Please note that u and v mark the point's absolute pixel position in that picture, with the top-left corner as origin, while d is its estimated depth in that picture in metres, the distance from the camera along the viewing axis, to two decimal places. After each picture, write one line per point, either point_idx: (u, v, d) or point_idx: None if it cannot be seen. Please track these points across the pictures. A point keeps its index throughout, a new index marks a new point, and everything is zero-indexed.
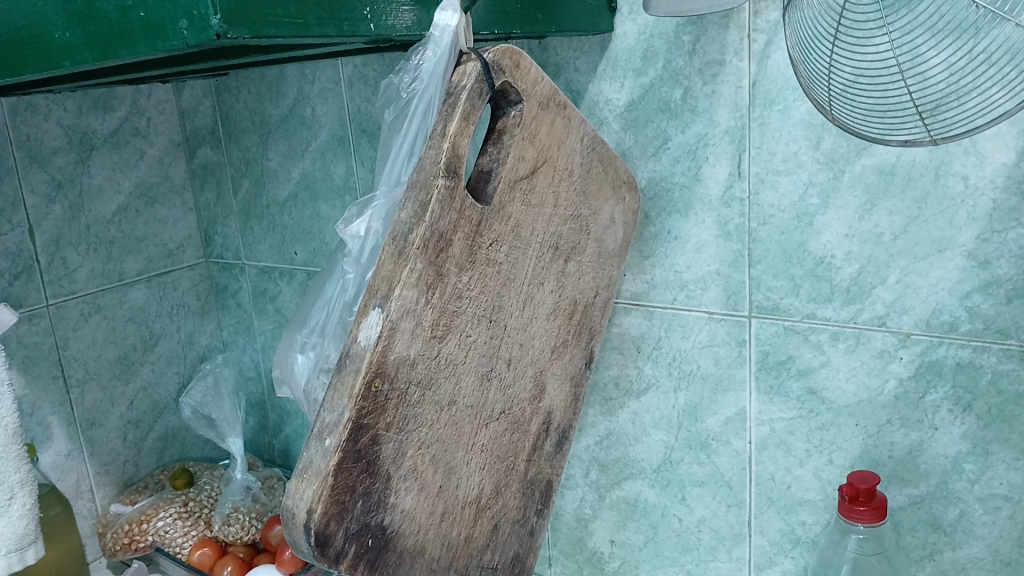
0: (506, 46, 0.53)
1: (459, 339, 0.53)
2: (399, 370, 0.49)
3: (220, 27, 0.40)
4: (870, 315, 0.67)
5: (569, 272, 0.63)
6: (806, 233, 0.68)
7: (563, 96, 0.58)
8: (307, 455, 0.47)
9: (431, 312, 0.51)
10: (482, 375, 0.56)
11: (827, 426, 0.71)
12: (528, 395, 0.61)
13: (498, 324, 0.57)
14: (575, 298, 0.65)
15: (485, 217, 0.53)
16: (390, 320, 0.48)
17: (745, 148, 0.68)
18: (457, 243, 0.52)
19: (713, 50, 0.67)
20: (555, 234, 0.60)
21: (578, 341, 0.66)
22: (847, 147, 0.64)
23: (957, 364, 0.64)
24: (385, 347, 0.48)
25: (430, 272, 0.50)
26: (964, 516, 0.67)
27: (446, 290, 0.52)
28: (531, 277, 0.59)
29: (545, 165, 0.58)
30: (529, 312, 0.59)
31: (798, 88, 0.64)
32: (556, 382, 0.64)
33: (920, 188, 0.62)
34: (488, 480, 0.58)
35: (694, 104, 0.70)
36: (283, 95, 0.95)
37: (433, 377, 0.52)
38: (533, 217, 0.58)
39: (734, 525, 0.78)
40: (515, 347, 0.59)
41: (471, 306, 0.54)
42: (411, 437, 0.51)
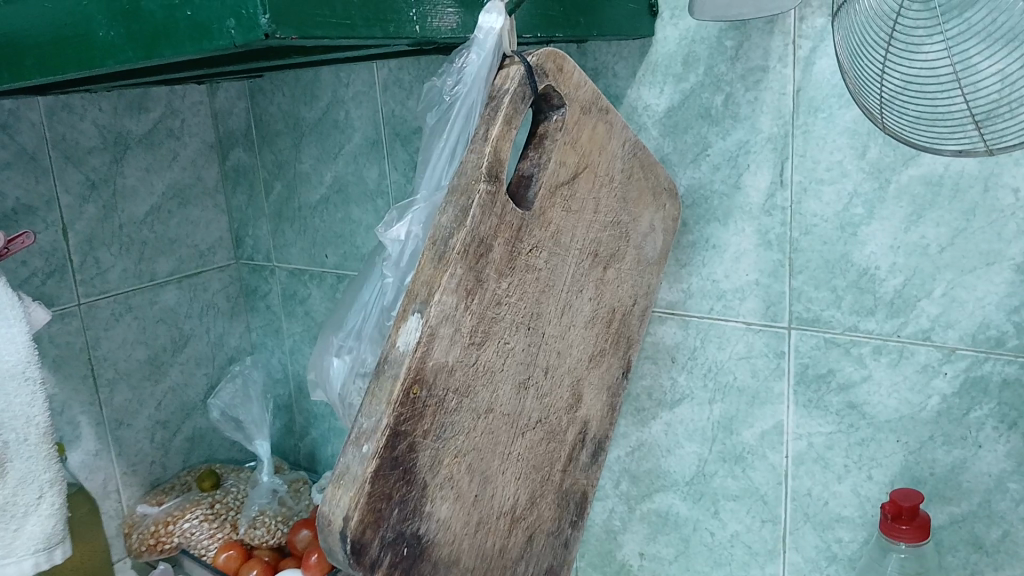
0: (549, 49, 0.52)
1: (497, 346, 0.52)
2: (438, 377, 0.49)
3: (268, 27, 0.39)
4: (914, 329, 0.66)
5: (607, 280, 0.62)
6: (849, 243, 0.67)
7: (605, 100, 0.58)
8: (345, 459, 0.46)
9: (470, 318, 0.50)
10: (520, 384, 0.55)
11: (866, 442, 0.70)
12: (565, 405, 0.60)
13: (537, 331, 0.56)
14: (613, 306, 0.64)
15: (525, 223, 0.53)
16: (429, 326, 0.48)
17: (788, 156, 0.67)
18: (497, 249, 0.51)
19: (756, 56, 0.66)
20: (594, 240, 0.59)
21: (616, 350, 0.65)
22: (894, 157, 0.63)
23: (1004, 380, 0.63)
24: (425, 353, 0.47)
25: (470, 277, 0.49)
26: (1007, 536, 0.65)
27: (485, 297, 0.51)
28: (570, 285, 0.58)
29: (586, 170, 0.57)
30: (568, 319, 0.59)
31: (844, 96, 0.63)
32: (593, 392, 0.63)
33: (969, 200, 0.61)
34: (524, 490, 0.57)
35: (735, 111, 0.69)
36: (317, 98, 0.94)
37: (471, 383, 0.51)
38: (573, 222, 0.57)
39: (769, 540, 0.77)
40: (553, 355, 0.58)
41: (510, 311, 0.53)
42: (448, 445, 0.50)
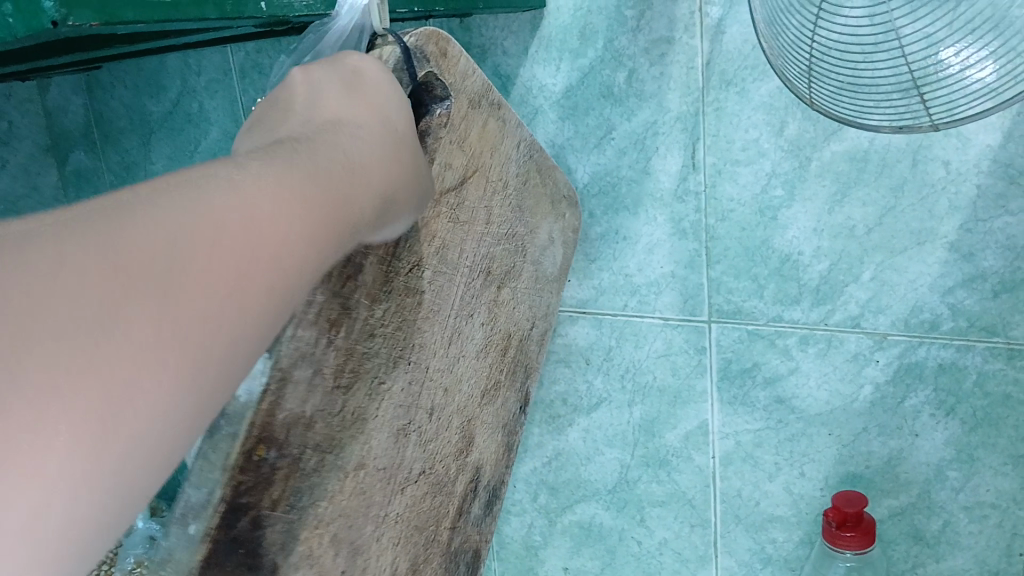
0: (430, 29, 0.45)
1: (369, 389, 0.42)
2: (290, 434, 0.36)
3: (56, 12, 0.31)
4: (842, 316, 0.61)
5: (501, 302, 0.54)
6: (769, 228, 0.61)
7: (495, 95, 0.51)
8: (166, 543, 0.33)
9: (337, 354, 0.39)
10: (399, 430, 0.44)
11: (797, 438, 0.65)
12: (453, 451, 0.50)
13: (421, 364, 0.46)
14: (507, 331, 0.56)
15: (403, 236, 0.44)
16: (280, 368, 0.36)
17: (699, 136, 0.61)
18: (369, 269, 0.41)
19: (660, 26, 0.60)
20: (487, 255, 0.52)
21: (512, 381, 0.57)
22: (815, 132, 0.57)
23: (939, 366, 0.59)
24: (273, 403, 0.35)
25: (335, 304, 0.39)
26: (948, 526, 0.62)
27: (354, 329, 0.40)
28: (457, 308, 0.49)
29: (475, 174, 0.50)
30: (457, 349, 0.50)
31: (758, 68, 0.58)
32: (485, 432, 0.54)
33: (897, 175, 0.56)
34: (403, 558, 0.46)
35: (640, 88, 0.62)
36: (164, 88, 0.83)
37: (336, 435, 0.39)
38: (460, 236, 0.49)
39: (700, 545, 0.72)
40: (441, 393, 0.48)
41: (385, 344, 0.43)
42: (306, 515, 0.37)
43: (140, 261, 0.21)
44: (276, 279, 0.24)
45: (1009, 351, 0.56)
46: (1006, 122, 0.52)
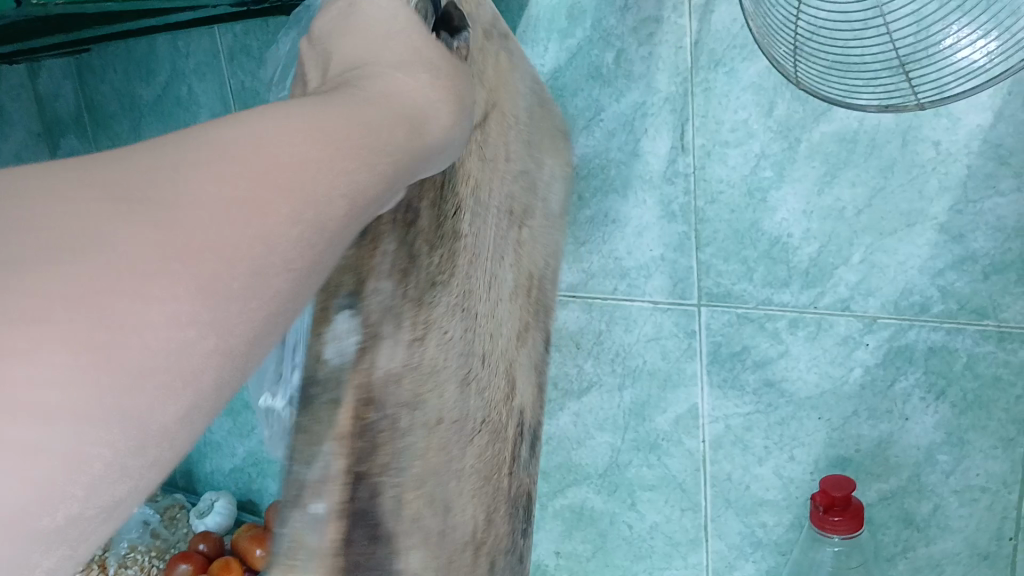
0: None
1: (438, 339, 0.44)
2: (389, 387, 0.39)
3: None
4: (832, 299, 0.60)
5: (524, 241, 0.55)
6: (758, 210, 0.61)
7: (502, 25, 0.51)
8: (285, 530, 0.35)
9: (410, 305, 0.42)
10: (464, 379, 0.47)
11: (786, 421, 0.65)
12: (501, 397, 0.52)
13: (470, 311, 0.47)
14: (530, 271, 0.57)
15: (447, 177, 0.44)
16: (370, 325, 0.38)
17: (688, 117, 0.61)
18: (425, 215, 0.43)
19: (648, 6, 0.59)
20: (509, 197, 0.52)
21: (537, 319, 0.60)
22: (803, 113, 0.57)
23: (929, 348, 0.58)
24: (368, 362, 0.38)
25: (402, 256, 0.42)
26: (938, 510, 0.62)
27: (416, 280, 0.42)
28: (494, 251, 0.50)
29: (497, 108, 0.49)
30: (495, 295, 0.51)
31: (746, 47, 0.57)
32: (524, 375, 0.57)
33: (887, 156, 0.55)
34: (481, 508, 0.50)
35: (629, 69, 0.62)
36: (155, 72, 0.83)
37: (420, 390, 0.42)
38: (489, 175, 0.49)
39: (690, 529, 0.72)
40: (487, 339, 0.50)
41: (446, 292, 0.44)
42: (407, 475, 0.41)
43: (100, 236, 0.20)
44: (268, 257, 0.23)
45: (1000, 333, 0.56)
46: (997, 101, 0.51)
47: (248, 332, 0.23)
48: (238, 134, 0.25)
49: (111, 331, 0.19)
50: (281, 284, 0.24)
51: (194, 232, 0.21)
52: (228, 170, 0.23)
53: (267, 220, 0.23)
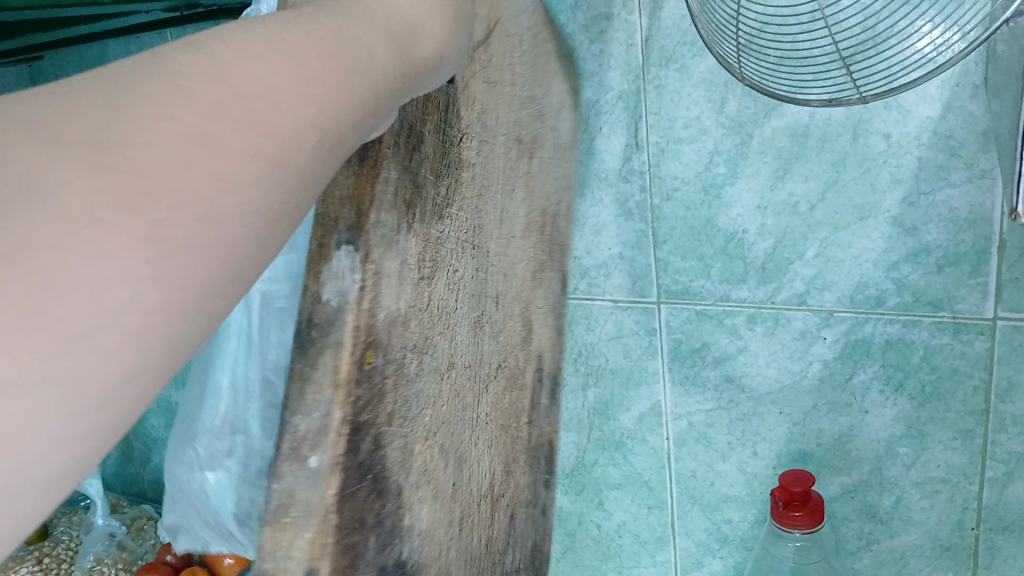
0: None
1: (448, 280, 0.43)
2: (393, 334, 0.37)
3: None
4: (789, 294, 0.60)
5: (534, 173, 0.54)
6: (713, 206, 0.61)
7: None
8: (280, 486, 0.33)
9: (416, 243, 0.39)
10: (474, 320, 0.47)
11: (748, 417, 0.65)
12: (518, 339, 0.53)
13: (482, 250, 0.47)
14: (542, 209, 0.55)
15: (451, 99, 0.42)
16: (372, 260, 0.35)
17: (642, 114, 0.60)
18: (429, 140, 0.40)
19: (599, 3, 0.59)
20: (517, 122, 0.50)
21: (553, 261, 0.58)
22: (755, 108, 0.56)
23: (887, 341, 0.58)
24: (372, 303, 0.35)
25: (407, 182, 0.38)
26: (900, 502, 0.62)
27: (424, 215, 0.40)
28: (503, 184, 0.49)
29: (497, 28, 0.46)
30: (507, 229, 0.50)
31: (697, 43, 0.56)
32: (542, 318, 0.56)
33: (839, 149, 0.55)
34: (497, 460, 0.52)
35: (581, 67, 0.61)
36: None
37: (429, 333, 0.41)
38: (495, 100, 0.47)
39: (657, 527, 0.72)
40: (501, 280, 0.50)
41: (452, 227, 0.43)
42: (416, 427, 0.41)
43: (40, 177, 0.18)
44: (228, 202, 0.22)
45: (956, 325, 0.56)
46: (945, 93, 0.51)
47: (208, 284, 0.21)
48: (198, 63, 0.23)
49: (42, 288, 0.17)
50: (240, 230, 0.22)
51: (138, 176, 0.19)
52: (186, 106, 0.22)
53: (227, 161, 0.22)
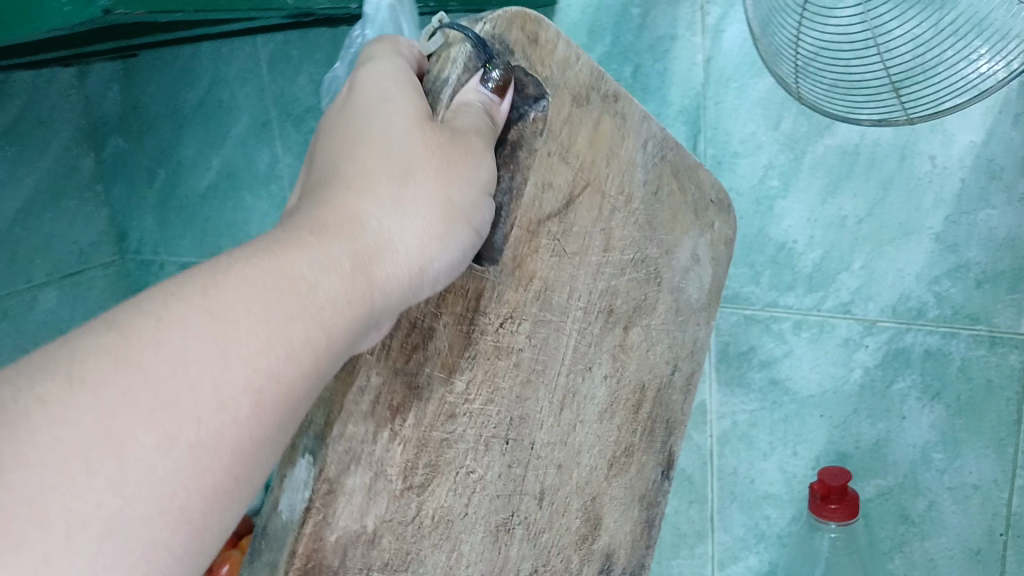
0: (516, 11, 0.36)
1: (450, 484, 0.38)
2: (346, 556, 0.34)
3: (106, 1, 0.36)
4: (834, 303, 0.64)
5: (630, 349, 0.47)
6: (765, 217, 0.64)
7: (609, 85, 0.42)
8: None
9: (400, 452, 0.35)
10: (496, 525, 0.41)
11: (790, 418, 0.69)
12: (574, 539, 0.46)
13: (518, 444, 0.41)
14: (640, 383, 0.48)
15: (488, 285, 0.38)
16: (327, 479, 0.32)
17: (701, 128, 0.65)
18: (442, 337, 0.36)
19: (664, 24, 0.63)
20: (608, 291, 0.44)
21: (650, 441, 0.50)
22: (809, 127, 0.60)
23: (925, 351, 0.62)
24: (320, 527, 0.32)
25: (396, 387, 0.35)
26: (932, 507, 0.65)
27: (416, 429, 0.36)
28: (568, 366, 0.43)
29: (590, 188, 0.42)
30: (571, 414, 0.44)
31: (756, 65, 0.61)
32: (614, 510, 0.49)
33: (886, 168, 0.59)
34: None
35: (646, 82, 0.65)
36: (198, 76, 0.87)
37: (411, 547, 0.36)
38: (570, 278, 0.42)
39: (697, 521, 0.76)
40: (548, 472, 0.43)
41: (471, 425, 0.38)
42: None
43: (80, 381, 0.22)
44: (212, 409, 0.24)
45: (992, 339, 0.59)
46: (988, 121, 0.54)
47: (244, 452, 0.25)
48: (200, 275, 0.26)
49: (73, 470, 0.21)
50: (266, 400, 0.25)
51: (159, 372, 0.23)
52: (140, 352, 0.23)
53: (184, 399, 0.23)
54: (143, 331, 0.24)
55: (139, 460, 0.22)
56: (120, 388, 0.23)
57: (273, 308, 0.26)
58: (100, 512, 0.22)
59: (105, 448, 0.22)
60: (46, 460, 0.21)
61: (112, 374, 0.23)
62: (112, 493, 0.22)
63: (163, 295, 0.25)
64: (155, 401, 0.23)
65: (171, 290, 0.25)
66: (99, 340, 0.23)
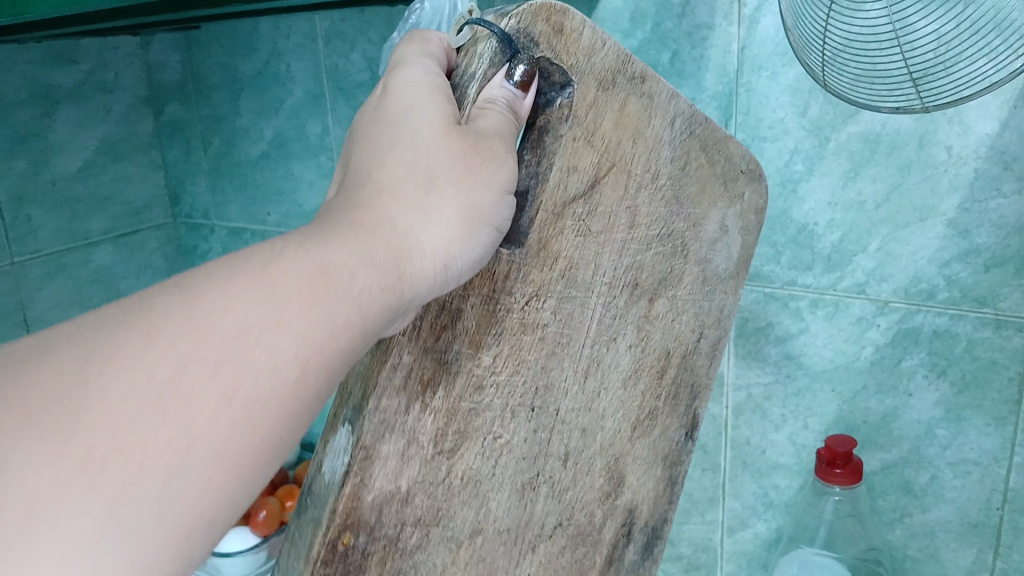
0: (540, 2, 0.38)
1: (478, 448, 0.41)
2: (381, 514, 0.37)
3: None
4: (850, 283, 0.68)
5: (655, 318, 0.49)
6: (789, 199, 0.69)
7: (638, 66, 0.43)
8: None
9: (430, 420, 0.38)
10: (524, 483, 0.44)
11: (803, 392, 0.73)
12: (597, 496, 0.49)
13: (544, 410, 0.44)
14: (665, 350, 0.51)
15: (516, 266, 0.41)
16: (364, 446, 0.36)
17: (732, 114, 0.69)
18: (470, 314, 0.39)
19: (702, 13, 0.67)
20: (634, 265, 0.46)
21: (675, 407, 0.53)
22: (834, 114, 0.64)
23: (934, 331, 0.65)
24: (358, 487, 0.36)
25: (427, 363, 0.38)
26: (934, 480, 0.69)
27: (447, 395, 0.39)
28: (593, 337, 0.45)
29: (615, 169, 0.43)
30: (594, 382, 0.47)
31: (787, 54, 0.64)
32: (638, 471, 0.52)
33: (905, 156, 0.63)
34: None
35: (681, 68, 0.70)
36: (256, 50, 0.94)
37: (442, 504, 0.40)
38: (598, 249, 0.44)
39: (709, 488, 0.81)
40: (575, 436, 0.46)
41: (498, 395, 0.41)
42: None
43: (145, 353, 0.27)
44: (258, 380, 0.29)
45: (997, 321, 0.63)
46: (1003, 113, 0.58)
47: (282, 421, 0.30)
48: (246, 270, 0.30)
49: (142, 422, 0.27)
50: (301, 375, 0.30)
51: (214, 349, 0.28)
52: (195, 332, 0.28)
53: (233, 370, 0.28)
54: (205, 306, 0.29)
55: (199, 411, 0.28)
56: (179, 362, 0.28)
57: (310, 299, 0.30)
58: (167, 449, 0.27)
59: (172, 398, 0.27)
60: (123, 404, 0.27)
61: (180, 338, 0.28)
62: (179, 435, 0.27)
63: (222, 278, 0.30)
64: (216, 361, 0.28)
65: (224, 277, 0.30)
66: (169, 311, 0.29)
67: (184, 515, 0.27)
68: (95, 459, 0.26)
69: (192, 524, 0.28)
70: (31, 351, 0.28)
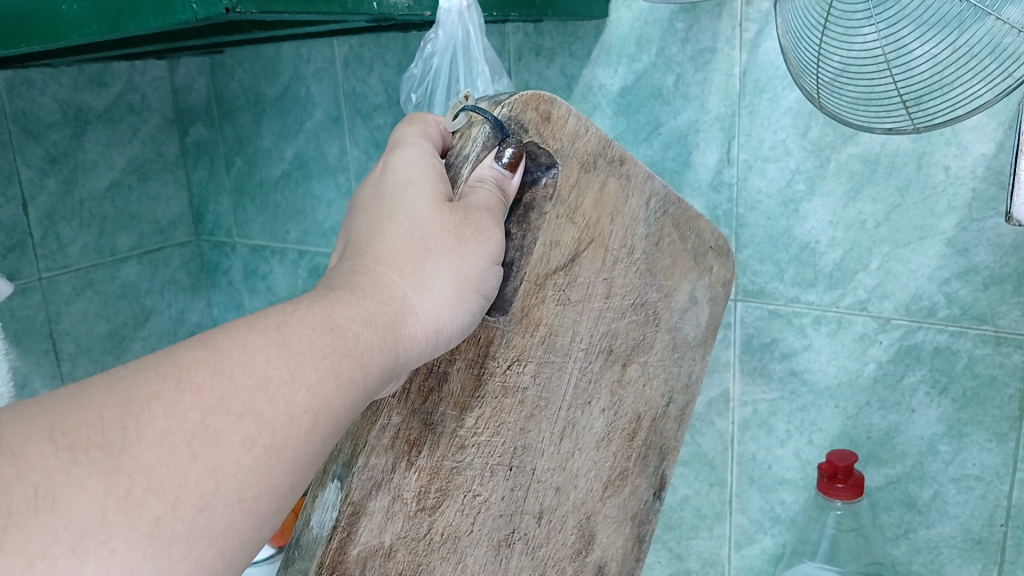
0: (529, 94, 0.41)
1: (459, 506, 0.43)
2: (366, 567, 0.39)
3: (229, 2, 0.43)
4: (852, 300, 0.69)
5: (628, 381, 0.52)
6: (791, 219, 0.70)
7: (617, 149, 0.47)
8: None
9: (415, 479, 0.41)
10: (499, 541, 0.46)
11: (808, 408, 0.74)
12: (570, 552, 0.51)
13: (522, 470, 0.46)
14: (636, 413, 0.53)
15: (496, 335, 0.43)
16: (351, 503, 0.38)
17: (735, 134, 0.71)
18: (455, 378, 0.42)
19: (705, 38, 0.69)
20: (609, 333, 0.49)
21: (643, 466, 0.55)
22: (833, 136, 0.66)
23: (935, 348, 0.66)
24: (344, 542, 0.38)
25: (413, 425, 0.40)
26: (937, 496, 0.69)
27: (430, 458, 0.41)
28: (574, 399, 0.48)
29: (592, 245, 0.46)
30: (570, 443, 0.48)
31: (788, 77, 0.66)
32: (609, 526, 0.53)
33: (903, 177, 0.64)
34: None
35: (686, 91, 0.72)
36: (278, 75, 0.97)
37: (422, 560, 0.42)
38: (575, 321, 0.47)
39: (716, 503, 0.82)
40: (551, 493, 0.48)
41: (479, 455, 0.43)
42: None
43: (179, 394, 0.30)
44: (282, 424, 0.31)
45: (997, 338, 0.63)
46: (999, 134, 0.59)
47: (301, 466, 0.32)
48: (267, 325, 0.33)
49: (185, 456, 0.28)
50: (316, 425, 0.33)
51: (243, 394, 0.31)
52: (226, 375, 0.31)
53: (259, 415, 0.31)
54: (228, 359, 0.31)
55: (227, 452, 0.29)
56: (215, 403, 0.30)
57: (326, 357, 0.33)
58: (198, 489, 0.28)
59: (204, 442, 0.29)
60: (162, 444, 0.28)
61: (211, 383, 0.30)
62: (209, 476, 0.29)
63: (241, 335, 0.32)
64: (244, 408, 0.30)
65: (247, 330, 0.33)
66: (197, 358, 0.31)
67: (208, 556, 0.29)
68: (139, 491, 0.27)
69: (215, 564, 0.29)
70: (65, 392, 0.29)
